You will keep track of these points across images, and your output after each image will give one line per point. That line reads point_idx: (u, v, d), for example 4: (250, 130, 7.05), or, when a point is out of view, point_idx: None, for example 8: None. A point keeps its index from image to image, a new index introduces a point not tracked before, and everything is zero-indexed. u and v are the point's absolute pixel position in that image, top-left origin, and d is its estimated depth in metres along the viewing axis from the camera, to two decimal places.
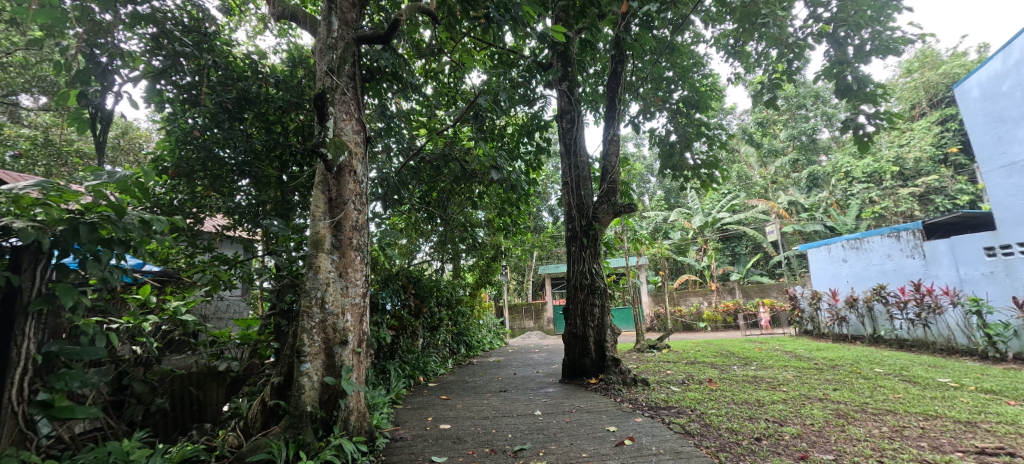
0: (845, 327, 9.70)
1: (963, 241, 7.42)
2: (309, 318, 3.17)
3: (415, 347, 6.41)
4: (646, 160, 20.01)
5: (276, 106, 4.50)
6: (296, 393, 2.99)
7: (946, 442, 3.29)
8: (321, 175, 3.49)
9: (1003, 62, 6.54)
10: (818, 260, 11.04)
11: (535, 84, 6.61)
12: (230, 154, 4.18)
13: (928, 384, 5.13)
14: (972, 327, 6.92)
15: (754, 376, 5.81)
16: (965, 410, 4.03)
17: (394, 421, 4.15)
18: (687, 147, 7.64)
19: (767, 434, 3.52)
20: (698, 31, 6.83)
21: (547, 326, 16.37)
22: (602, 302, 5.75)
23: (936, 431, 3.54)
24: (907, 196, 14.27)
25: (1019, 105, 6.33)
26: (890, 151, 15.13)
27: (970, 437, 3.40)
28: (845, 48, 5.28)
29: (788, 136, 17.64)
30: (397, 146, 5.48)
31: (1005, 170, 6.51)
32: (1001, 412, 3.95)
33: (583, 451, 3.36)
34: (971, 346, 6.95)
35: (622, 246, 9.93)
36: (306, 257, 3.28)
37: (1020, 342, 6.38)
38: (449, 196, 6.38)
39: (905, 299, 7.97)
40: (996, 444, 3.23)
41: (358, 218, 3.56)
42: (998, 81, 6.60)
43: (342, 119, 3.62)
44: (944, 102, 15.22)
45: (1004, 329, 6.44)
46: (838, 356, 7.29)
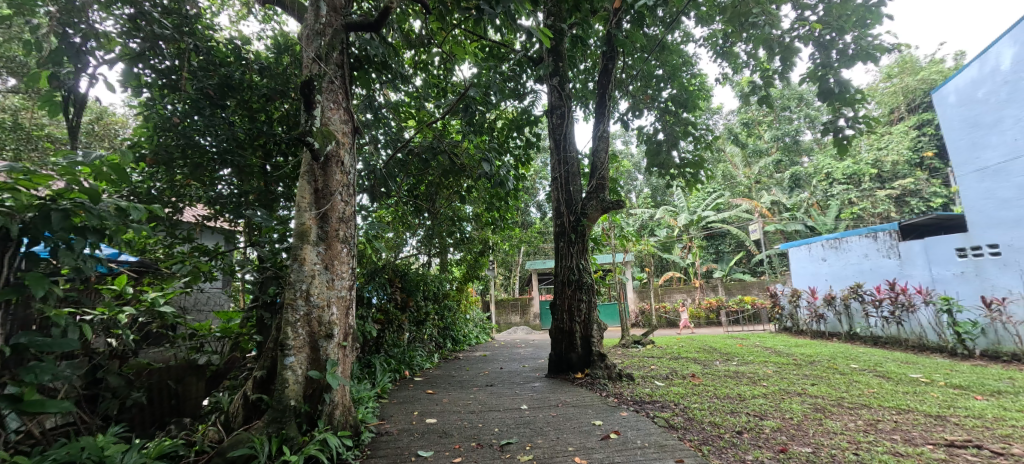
0: (823, 324, 9.98)
1: (936, 241, 7.58)
2: (294, 310, 3.09)
3: (400, 340, 6.37)
4: (634, 157, 20.21)
5: (260, 93, 4.37)
6: (279, 386, 2.94)
7: (918, 435, 3.37)
8: (306, 164, 3.39)
9: (979, 70, 6.69)
10: (798, 259, 11.24)
11: (525, 78, 6.56)
12: (211, 142, 4.04)
13: (900, 379, 5.27)
14: (942, 325, 7.14)
15: (736, 371, 5.92)
16: (935, 404, 4.14)
17: (380, 415, 4.11)
18: (673, 146, 7.68)
19: (748, 427, 3.57)
20: (687, 31, 6.91)
21: (533, 320, 16.48)
22: (589, 298, 5.75)
23: (908, 424, 3.63)
24: (884, 197, 14.70)
25: (995, 111, 6.46)
26: (869, 154, 15.52)
27: (940, 430, 3.49)
28: (830, 52, 5.37)
29: (772, 137, 17.67)
30: (385, 137, 5.38)
31: (977, 175, 6.69)
32: (969, 407, 4.07)
33: (569, 445, 3.37)
34: (941, 343, 7.17)
35: (609, 242, 10.08)
36: (291, 248, 3.20)
37: (987, 340, 6.58)
38: (437, 190, 6.50)
39: (880, 298, 8.21)
40: (964, 437, 3.32)
41: (344, 209, 3.49)
42: (975, 87, 6.74)
43: (329, 108, 3.54)
44: (920, 108, 15.71)
45: (972, 327, 6.63)
46: (815, 352, 7.45)
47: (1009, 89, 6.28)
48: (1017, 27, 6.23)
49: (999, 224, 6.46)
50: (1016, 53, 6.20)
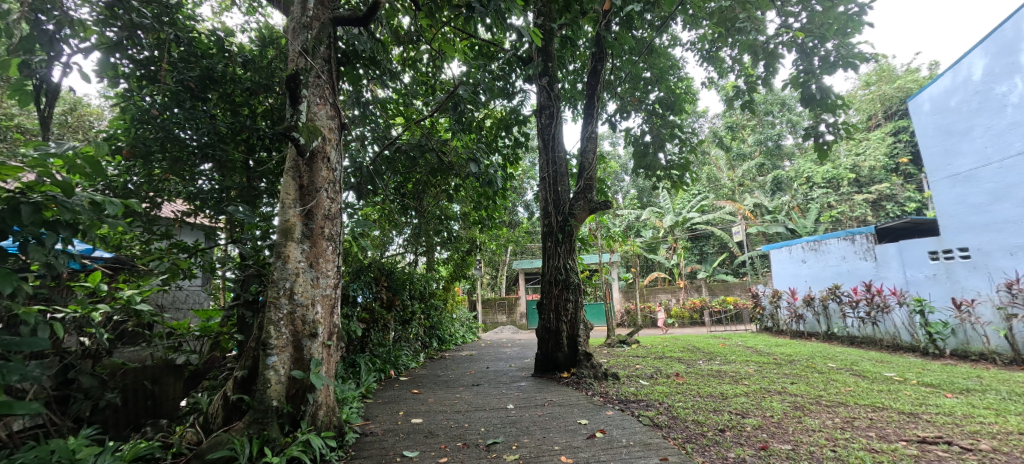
0: (802, 324, 10.18)
1: (911, 245, 7.75)
2: (277, 309, 3.03)
3: (386, 340, 6.30)
4: (621, 159, 20.36)
5: (243, 87, 4.24)
6: (261, 387, 2.87)
7: (892, 432, 3.45)
8: (291, 160, 3.32)
9: (952, 80, 6.87)
10: (779, 260, 11.43)
11: (514, 78, 6.54)
12: (191, 136, 3.93)
13: (876, 378, 5.39)
14: (915, 325, 7.31)
15: (718, 370, 6.00)
16: (909, 402, 4.24)
17: (364, 415, 4.05)
18: (660, 148, 7.74)
19: (730, 425, 3.61)
20: (675, 34, 6.98)
21: (519, 320, 16.48)
22: (575, 298, 5.76)
23: (883, 421, 3.71)
24: (861, 201, 15.08)
25: (968, 120, 6.63)
26: (847, 159, 15.91)
27: (913, 427, 3.58)
28: (812, 58, 5.46)
29: (755, 141, 17.84)
30: (372, 134, 5.31)
31: (949, 181, 6.86)
32: (940, 404, 4.18)
33: (555, 444, 3.36)
34: (914, 343, 7.34)
35: (595, 242, 10.14)
36: (274, 246, 3.13)
37: (956, 340, 6.76)
38: (424, 188, 6.46)
39: (857, 299, 8.40)
40: (936, 433, 3.40)
41: (330, 206, 3.42)
42: (949, 96, 6.92)
43: (316, 103, 3.48)
44: (897, 115, 16.15)
45: (942, 327, 6.82)
46: (795, 352, 7.58)
47: (981, 98, 6.46)
48: (989, 40, 6.42)
49: (971, 228, 6.63)
50: (987, 64, 6.38)
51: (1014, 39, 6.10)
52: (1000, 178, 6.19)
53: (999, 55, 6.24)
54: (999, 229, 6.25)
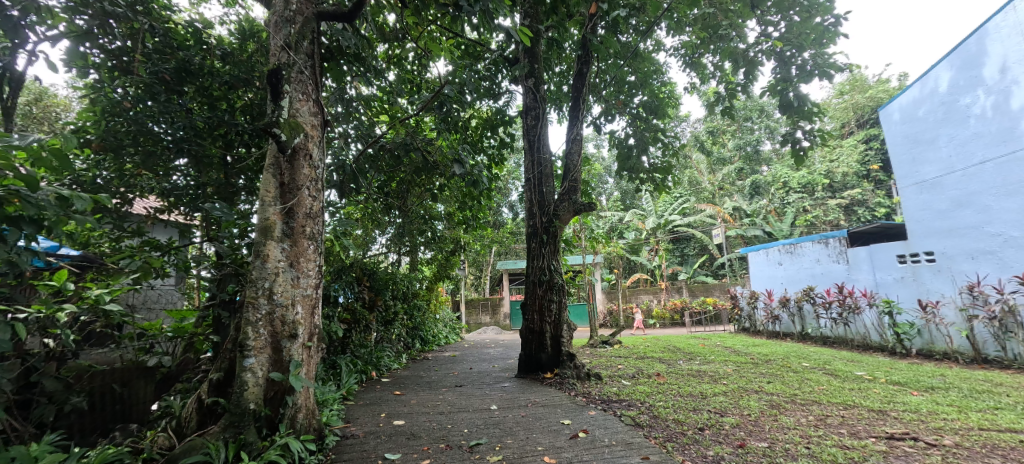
0: (778, 324, 10.41)
1: (881, 248, 7.98)
2: (255, 309, 2.95)
3: (367, 341, 6.21)
4: (605, 161, 20.53)
5: (222, 80, 4.18)
6: (238, 390, 2.79)
7: (863, 429, 3.55)
8: (272, 156, 3.25)
9: (920, 90, 7.09)
10: (756, 263, 11.67)
11: (500, 78, 6.53)
12: (165, 129, 3.79)
13: (847, 376, 5.54)
14: (884, 326, 7.58)
15: (697, 370, 6.09)
16: (878, 400, 4.36)
17: (345, 417, 3.98)
18: (643, 151, 7.82)
19: (709, 424, 3.66)
20: (659, 39, 7.06)
21: (502, 321, 16.45)
22: (559, 299, 5.77)
23: (854, 419, 3.81)
24: (834, 206, 15.53)
25: (934, 129, 6.86)
26: (822, 165, 16.38)
27: (882, 424, 3.68)
28: (790, 67, 5.59)
29: (735, 146, 18.06)
30: (356, 132, 5.23)
31: (917, 188, 7.09)
32: (906, 401, 4.31)
33: (538, 444, 3.36)
34: (883, 343, 7.61)
35: (579, 243, 10.21)
36: (253, 244, 3.06)
37: (922, 340, 7.02)
38: (408, 188, 6.39)
39: (830, 300, 8.63)
40: (903, 430, 3.51)
41: (312, 205, 3.35)
42: (917, 106, 7.15)
43: (298, 99, 3.40)
44: (869, 123, 16.71)
45: (909, 328, 7.08)
46: (772, 352, 7.72)
47: (946, 109, 6.69)
48: (954, 53, 6.64)
49: (936, 233, 6.86)
50: (952, 77, 6.61)
51: (977, 53, 6.32)
52: (963, 185, 6.42)
53: (964, 68, 6.46)
54: (962, 234, 6.49)
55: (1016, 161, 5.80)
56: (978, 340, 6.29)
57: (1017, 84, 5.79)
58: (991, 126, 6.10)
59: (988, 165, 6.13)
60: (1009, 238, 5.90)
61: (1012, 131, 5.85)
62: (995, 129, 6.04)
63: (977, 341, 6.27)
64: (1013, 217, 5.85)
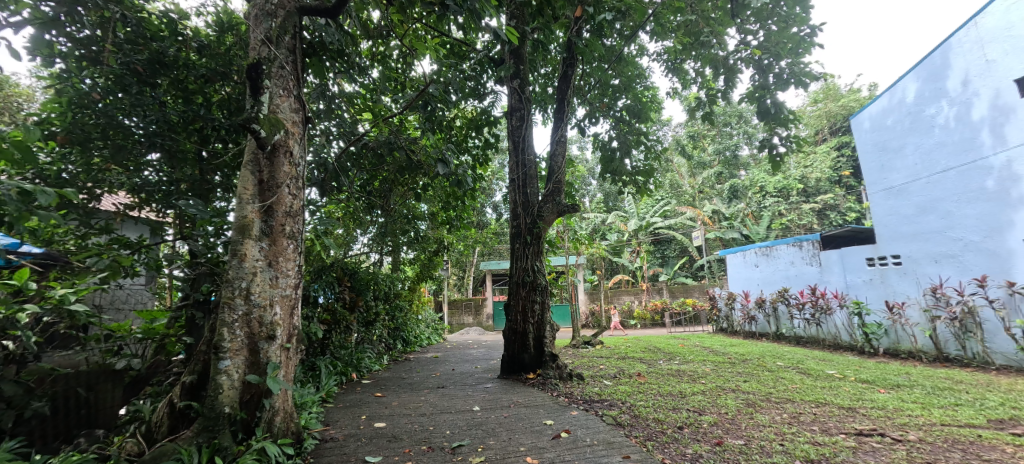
0: (754, 325, 10.63)
1: (849, 251, 8.21)
2: (231, 310, 2.87)
3: (347, 342, 6.10)
4: (589, 163, 20.68)
5: (197, 73, 4.01)
6: (212, 393, 2.71)
7: (833, 426, 3.63)
8: (250, 153, 3.17)
9: (889, 100, 7.32)
10: (734, 264, 11.88)
11: (485, 78, 6.50)
12: (137, 123, 3.63)
13: (819, 375, 5.67)
14: (853, 326, 7.82)
15: (677, 370, 6.17)
16: (847, 397, 4.48)
17: (324, 420, 3.90)
18: (626, 154, 7.89)
19: (688, 422, 3.70)
20: (643, 45, 7.14)
21: (485, 321, 16.40)
22: (543, 299, 5.77)
23: (825, 416, 3.91)
24: (808, 210, 15.97)
25: (901, 138, 7.08)
26: (797, 171, 16.80)
27: (851, 420, 3.78)
28: (767, 75, 5.71)
29: (715, 150, 18.47)
30: (338, 130, 5.13)
31: (885, 194, 7.31)
32: (874, 399, 4.44)
33: (520, 445, 3.34)
34: (853, 342, 7.85)
35: (562, 244, 10.24)
36: (230, 243, 2.98)
37: (889, 340, 7.28)
38: (391, 187, 6.32)
39: (803, 301, 8.85)
40: (871, 426, 3.61)
41: (292, 203, 3.27)
42: (886, 115, 7.37)
43: (279, 95, 3.32)
44: (841, 131, 17.26)
45: (877, 328, 7.34)
46: (748, 352, 7.85)
47: (913, 118, 6.91)
48: (921, 65, 6.86)
49: (902, 237, 7.10)
50: (919, 88, 6.82)
51: (941, 66, 6.55)
52: (928, 192, 6.64)
53: (929, 79, 6.68)
54: (925, 239, 6.72)
55: (978, 170, 6.02)
56: (940, 339, 6.57)
57: (979, 97, 6.01)
58: (954, 136, 6.32)
59: (950, 173, 6.35)
60: (970, 243, 6.14)
61: (974, 141, 6.08)
62: (958, 138, 6.27)
63: (939, 340, 6.55)
64: (974, 223, 6.09)
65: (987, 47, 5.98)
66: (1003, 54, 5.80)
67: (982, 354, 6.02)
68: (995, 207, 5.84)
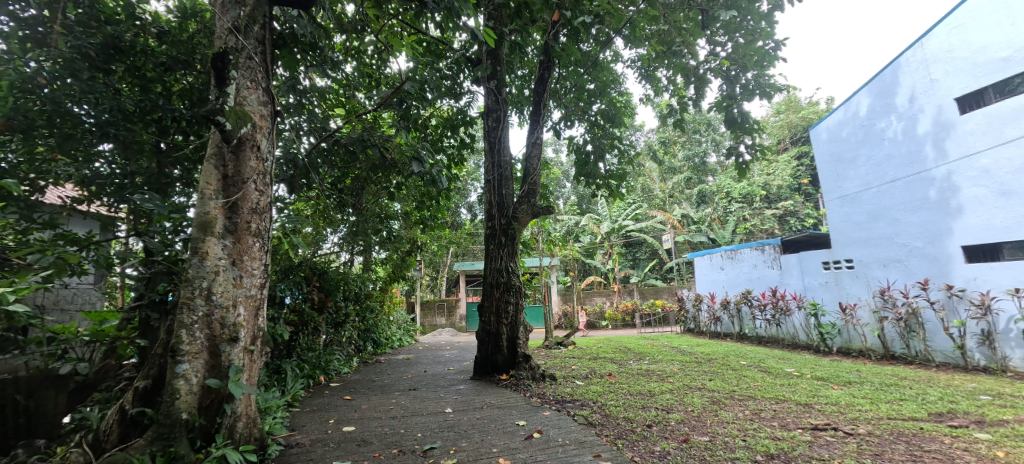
0: (719, 325, 10.94)
1: (807, 255, 8.51)
2: (190, 311, 2.73)
3: (315, 344, 5.93)
4: (563, 166, 20.86)
5: (157, 61, 3.86)
6: (167, 399, 2.56)
7: (790, 421, 3.76)
8: (214, 146, 3.02)
9: (844, 113, 7.65)
10: (702, 267, 12.19)
11: (462, 78, 6.44)
12: (86, 111, 3.38)
13: (778, 373, 5.87)
14: (810, 326, 8.15)
15: (646, 369, 6.27)
16: (803, 394, 4.65)
17: (289, 425, 3.76)
18: (600, 158, 7.97)
19: (656, 420, 3.75)
20: (618, 51, 7.24)
21: (458, 323, 16.28)
22: (516, 300, 5.75)
23: (783, 412, 4.04)
24: (770, 216, 16.60)
25: (854, 150, 7.42)
26: (760, 178, 17.43)
27: (807, 416, 3.92)
28: (735, 86, 5.88)
29: (685, 156, 18.96)
30: (308, 125, 4.98)
31: (840, 202, 7.65)
32: (827, 395, 4.63)
33: (493, 446, 3.31)
34: (809, 342, 8.19)
35: (536, 246, 10.27)
36: (191, 240, 2.83)
37: (841, 339, 7.63)
38: (363, 185, 6.19)
39: (765, 303, 9.16)
40: (825, 421, 3.76)
41: (258, 200, 3.15)
42: (841, 128, 7.70)
43: (246, 87, 3.19)
44: (801, 141, 18.05)
45: (830, 328, 7.67)
46: (713, 352, 8.01)
47: (865, 131, 7.25)
48: (873, 81, 7.20)
49: (854, 243, 7.45)
50: (870, 102, 7.16)
51: (891, 82, 6.89)
52: (878, 201, 6.98)
53: (880, 95, 7.01)
54: (875, 245, 7.07)
55: (921, 181, 6.37)
56: (887, 338, 6.90)
57: (924, 113, 6.35)
58: (901, 149, 6.66)
59: (898, 183, 6.69)
60: (914, 249, 6.50)
61: (918, 153, 6.42)
62: (905, 151, 6.61)
63: (887, 339, 6.87)
64: (918, 230, 6.45)
65: (931, 66, 6.33)
66: (944, 74, 6.14)
67: (923, 352, 6.37)
68: (937, 216, 6.19)
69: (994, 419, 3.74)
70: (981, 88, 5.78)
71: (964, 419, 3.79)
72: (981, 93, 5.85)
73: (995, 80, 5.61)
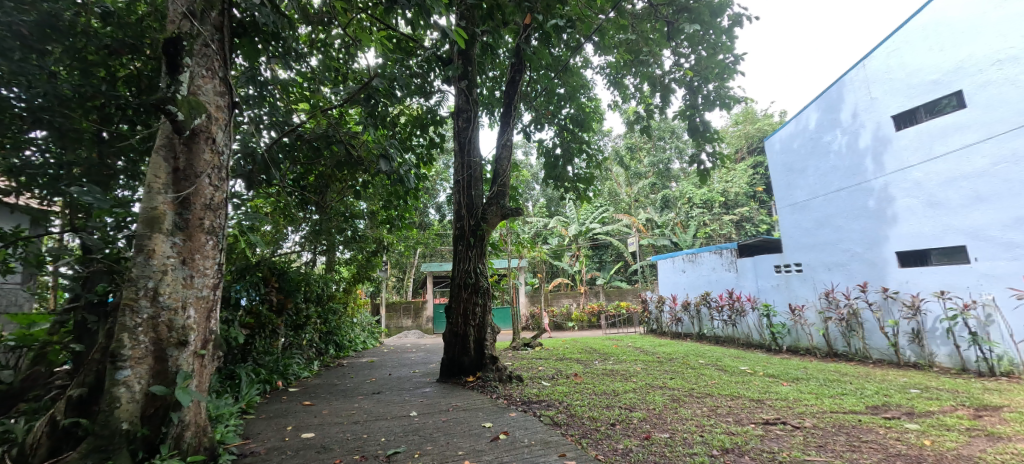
0: (680, 326, 11.25)
1: (761, 258, 8.86)
2: (134, 313, 2.54)
3: (274, 347, 5.68)
4: (533, 168, 20.98)
5: (100, 43, 3.50)
6: (105, 408, 2.38)
7: (743, 416, 3.88)
8: (164, 136, 2.84)
9: (795, 126, 8.03)
10: (664, 269, 12.49)
11: (433, 77, 6.35)
12: (17, 94, 3.15)
13: (734, 371, 6.08)
14: (763, 326, 8.48)
15: (611, 369, 6.35)
16: (756, 390, 4.83)
17: (243, 433, 3.57)
18: (569, 161, 8.04)
19: (619, 419, 3.79)
20: (588, 57, 7.33)
21: (425, 324, 16.05)
22: (484, 302, 5.70)
23: (737, 408, 4.17)
24: (728, 221, 17.24)
25: (804, 161, 7.79)
26: (719, 185, 18.06)
27: (760, 411, 4.06)
28: (697, 96, 6.06)
29: (650, 163, 19.31)
30: (269, 119, 4.77)
31: (791, 209, 8.02)
32: (778, 391, 4.82)
33: (458, 449, 3.25)
34: (762, 341, 8.54)
35: (505, 248, 10.24)
36: (135, 237, 2.64)
37: (791, 338, 7.98)
38: (327, 183, 5.99)
39: (722, 304, 9.48)
40: (775, 415, 3.90)
41: (213, 195, 2.97)
42: (792, 140, 8.07)
43: (201, 75, 3.01)
44: (758, 151, 18.87)
45: (780, 327, 8.01)
46: (674, 352, 8.22)
47: (813, 143, 7.63)
48: (821, 97, 7.58)
49: (802, 248, 7.83)
50: (818, 117, 7.54)
51: (836, 99, 7.27)
52: (824, 209, 7.36)
53: (826, 110, 7.39)
54: (821, 250, 7.46)
55: (862, 191, 6.76)
56: (831, 337, 7.26)
57: (865, 128, 6.74)
58: (845, 161, 7.04)
59: (842, 193, 7.08)
60: (856, 254, 6.88)
61: (859, 166, 6.81)
62: (848, 163, 6.99)
63: (830, 338, 7.25)
64: (859, 237, 6.83)
65: (871, 86, 6.71)
66: (883, 93, 6.53)
67: (862, 350, 6.75)
68: (875, 224, 6.58)
69: (921, 410, 3.99)
70: (914, 108, 6.17)
71: (896, 411, 4.03)
72: (914, 112, 6.24)
73: (926, 101, 6.00)
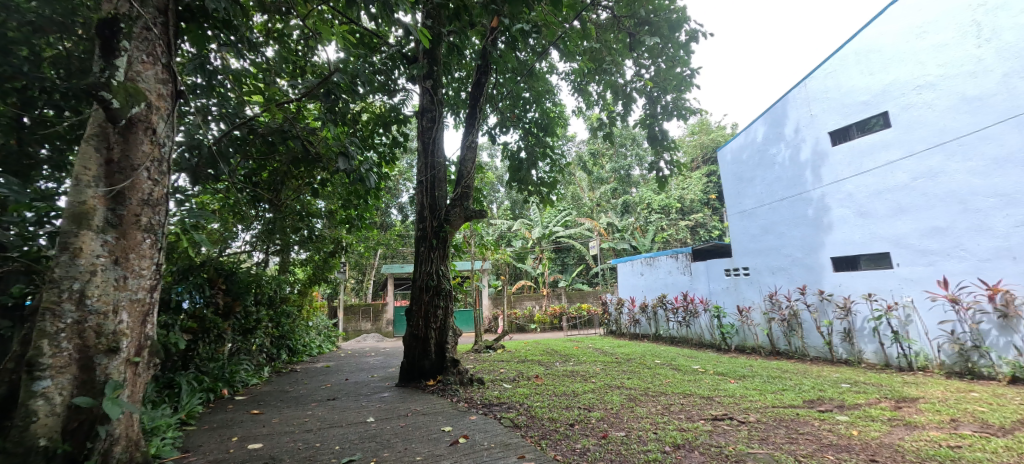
0: (638, 327, 11.52)
1: (713, 262, 9.20)
2: (56, 319, 2.31)
3: (219, 352, 5.36)
4: (497, 171, 20.98)
5: (22, 19, 3.01)
6: (20, 423, 2.15)
7: (694, 413, 3.99)
8: (96, 125, 2.60)
9: (744, 138, 8.40)
10: (624, 272, 12.76)
11: (397, 76, 6.20)
12: None
13: (687, 370, 6.27)
14: (713, 327, 8.81)
15: (571, 371, 6.40)
16: (707, 388, 5.00)
17: (183, 446, 3.34)
18: (533, 165, 8.06)
19: (578, 419, 3.81)
20: (553, 63, 7.39)
21: (385, 327, 15.67)
22: (445, 304, 5.61)
23: (689, 405, 4.29)
24: (684, 226, 17.86)
25: (752, 171, 8.16)
26: (676, 191, 18.66)
27: (709, 407, 4.20)
28: (657, 105, 6.23)
29: (612, 168, 19.68)
30: (218, 110, 4.50)
31: (739, 216, 8.38)
32: (726, 388, 5.00)
33: (416, 455, 3.16)
34: (713, 341, 8.86)
35: (468, 250, 10.16)
36: (59, 234, 2.40)
37: (739, 338, 8.32)
38: (282, 179, 5.73)
39: (677, 306, 9.78)
40: (723, 412, 4.04)
41: (151, 190, 2.76)
42: (742, 151, 8.44)
43: (140, 61, 2.78)
44: (712, 160, 19.69)
45: (729, 327, 8.34)
46: (631, 352, 8.41)
47: (760, 155, 8.00)
48: (768, 111, 7.97)
49: (749, 253, 8.20)
50: (764, 130, 7.91)
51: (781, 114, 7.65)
52: (769, 217, 7.74)
53: (771, 124, 7.77)
54: (766, 256, 7.83)
55: (801, 201, 7.14)
56: (774, 336, 7.63)
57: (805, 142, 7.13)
58: (787, 172, 7.43)
59: (784, 202, 7.46)
60: (796, 259, 7.27)
61: (800, 177, 7.20)
62: (790, 174, 7.38)
63: (773, 337, 7.61)
64: (799, 243, 7.22)
65: (811, 103, 7.11)
66: (821, 111, 6.93)
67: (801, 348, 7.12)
68: (813, 232, 6.97)
69: (852, 403, 4.25)
70: (846, 125, 6.58)
71: (829, 405, 4.27)
72: (847, 129, 6.66)
73: (857, 120, 6.41)
